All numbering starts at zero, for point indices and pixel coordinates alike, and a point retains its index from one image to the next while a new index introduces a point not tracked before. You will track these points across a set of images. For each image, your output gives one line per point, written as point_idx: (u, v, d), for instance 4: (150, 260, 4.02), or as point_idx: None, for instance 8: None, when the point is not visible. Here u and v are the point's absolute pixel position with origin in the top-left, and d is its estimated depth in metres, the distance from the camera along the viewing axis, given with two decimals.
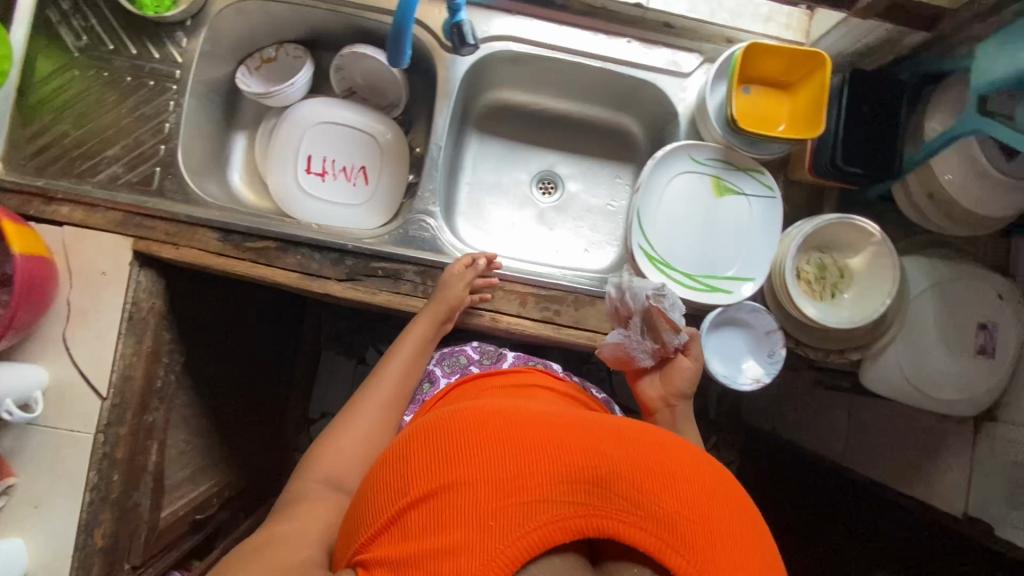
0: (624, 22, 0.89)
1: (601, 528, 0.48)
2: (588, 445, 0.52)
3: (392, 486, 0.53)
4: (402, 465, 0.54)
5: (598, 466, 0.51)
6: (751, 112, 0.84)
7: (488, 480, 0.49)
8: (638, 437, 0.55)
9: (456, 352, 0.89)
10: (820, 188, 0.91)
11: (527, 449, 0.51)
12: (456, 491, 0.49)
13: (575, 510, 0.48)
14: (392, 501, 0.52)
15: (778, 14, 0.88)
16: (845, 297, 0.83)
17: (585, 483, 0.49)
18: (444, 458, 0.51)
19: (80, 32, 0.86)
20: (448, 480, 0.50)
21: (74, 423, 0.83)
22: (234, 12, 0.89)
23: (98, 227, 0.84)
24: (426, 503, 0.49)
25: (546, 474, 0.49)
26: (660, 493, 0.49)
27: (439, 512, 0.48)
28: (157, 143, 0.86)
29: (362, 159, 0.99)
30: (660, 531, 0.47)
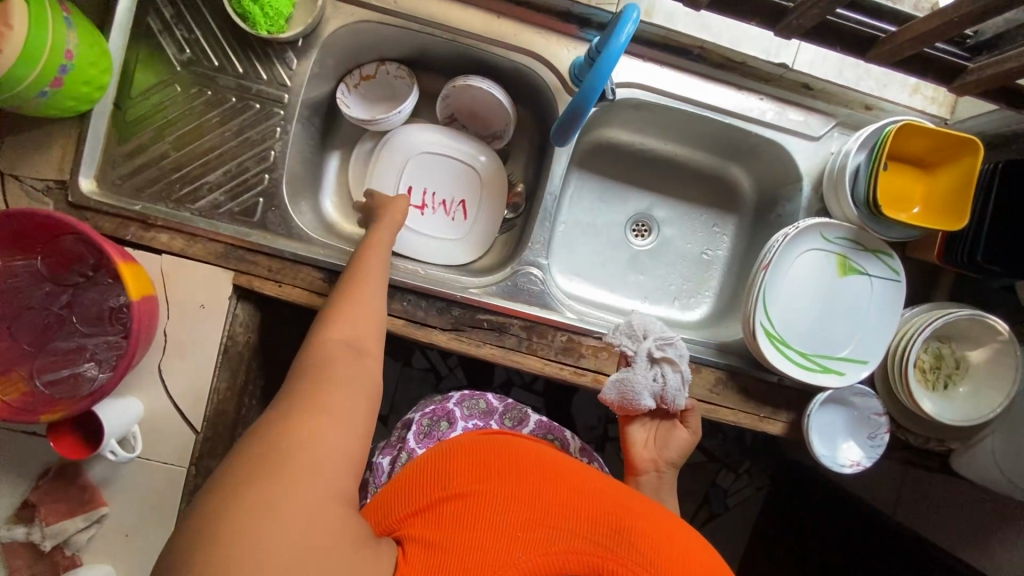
0: (760, 79, 0.84)
1: (611, 569, 0.49)
2: (610, 498, 0.56)
3: (435, 479, 0.55)
4: (445, 462, 0.57)
5: (615, 516, 0.53)
6: (888, 191, 0.81)
7: (524, 499, 0.53)
8: (650, 507, 0.59)
9: (476, 395, 0.91)
10: (939, 268, 0.88)
11: (560, 487, 0.55)
12: (493, 497, 0.53)
13: (591, 547, 0.50)
14: (431, 489, 0.54)
15: (923, 86, 0.84)
16: (959, 390, 0.81)
17: (603, 526, 0.52)
18: (486, 469, 0.56)
19: (183, 44, 0.81)
20: (485, 487, 0.53)
21: (168, 456, 0.81)
22: (347, 32, 0.83)
23: (197, 258, 0.80)
24: (464, 499, 0.52)
25: (572, 510, 0.53)
26: (665, 547, 0.52)
27: (473, 509, 0.51)
28: (261, 170, 0.83)
29: (462, 193, 0.95)
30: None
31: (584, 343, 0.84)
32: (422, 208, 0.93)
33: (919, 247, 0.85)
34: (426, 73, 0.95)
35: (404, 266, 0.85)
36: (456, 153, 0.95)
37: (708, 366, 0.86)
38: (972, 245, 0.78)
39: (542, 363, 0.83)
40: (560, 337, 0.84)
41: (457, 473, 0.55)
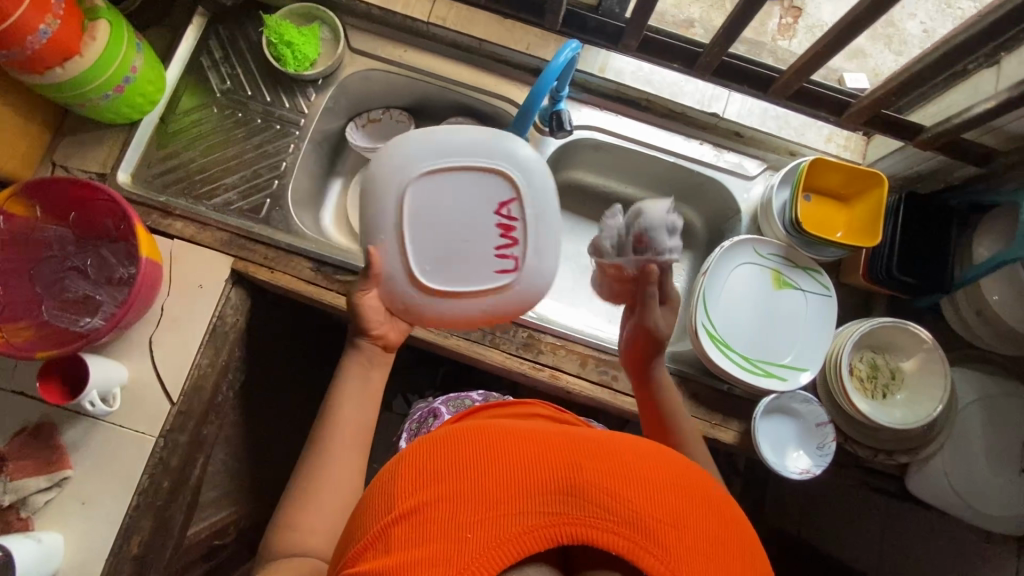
0: (698, 127, 1.00)
1: (578, 537, 0.39)
2: (568, 450, 0.44)
3: (376, 509, 0.45)
4: (387, 483, 0.46)
5: (573, 470, 0.42)
6: (813, 217, 0.93)
7: (466, 494, 0.41)
8: (623, 445, 0.46)
9: (462, 396, 0.95)
10: (870, 293, 0.96)
11: (508, 458, 0.43)
12: (430, 510, 0.41)
13: (549, 520, 0.39)
14: (372, 520, 0.44)
15: (837, 136, 0.99)
16: (896, 398, 0.87)
17: (560, 491, 0.40)
18: (418, 471, 0.44)
19: (226, 77, 1.00)
20: (420, 500, 0.42)
21: (140, 424, 0.85)
22: (359, 78, 1.02)
23: (203, 243, 0.91)
24: (399, 525, 0.41)
25: (523, 483, 0.41)
26: (640, 491, 0.41)
27: (411, 534, 0.40)
28: (272, 177, 0.97)
29: (466, 218, 0.69)
30: (636, 533, 0.39)
31: (543, 340, 0.91)
32: None
33: (848, 270, 0.94)
34: (422, 118, 1.12)
35: None
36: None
37: None
38: (888, 263, 0.88)
39: (504, 357, 0.90)
40: (521, 333, 0.91)
41: (392, 492, 0.44)
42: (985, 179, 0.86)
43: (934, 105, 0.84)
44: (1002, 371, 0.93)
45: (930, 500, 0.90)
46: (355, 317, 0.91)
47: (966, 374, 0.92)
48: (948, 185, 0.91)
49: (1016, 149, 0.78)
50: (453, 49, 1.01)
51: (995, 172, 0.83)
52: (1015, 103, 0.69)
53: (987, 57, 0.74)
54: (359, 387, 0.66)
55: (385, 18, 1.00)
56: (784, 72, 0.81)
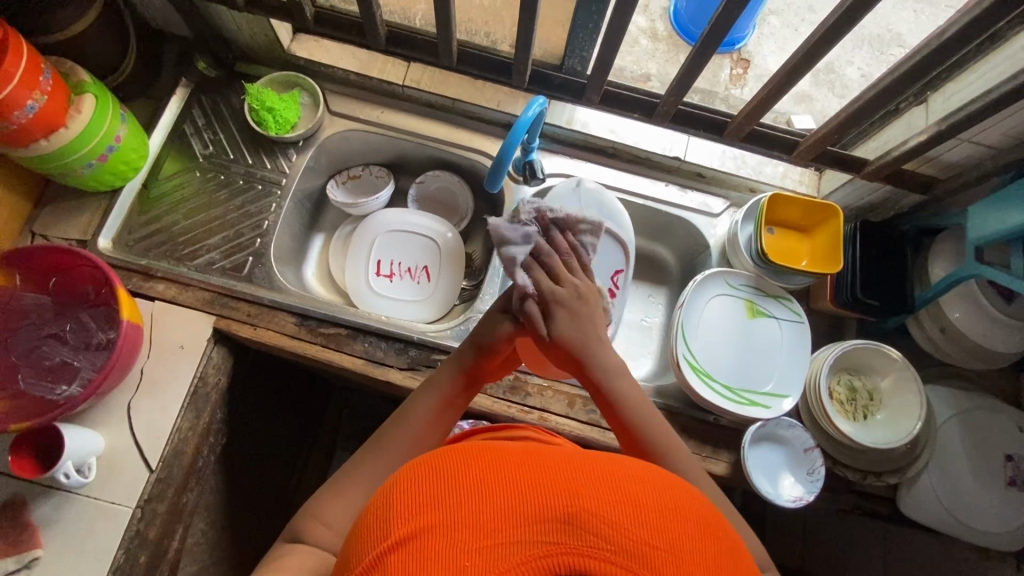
0: (663, 170, 1.06)
1: (575, 568, 0.36)
2: (569, 474, 0.41)
3: (364, 540, 0.41)
4: (376, 508, 0.42)
5: (571, 496, 0.39)
6: (778, 249, 0.97)
7: (460, 520, 0.38)
8: (625, 470, 0.43)
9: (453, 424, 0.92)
10: (840, 318, 1.00)
11: (505, 484, 0.40)
12: (425, 537, 0.37)
13: (546, 550, 0.36)
14: (360, 548, 0.40)
15: (791, 172, 1.06)
16: (877, 418, 0.89)
17: (558, 519, 0.37)
18: (411, 497, 0.41)
19: (208, 142, 1.03)
20: (414, 526, 0.38)
21: (116, 495, 0.81)
22: (340, 138, 1.06)
23: (185, 304, 0.91)
24: (392, 553, 0.37)
25: (519, 509, 0.38)
26: (642, 521, 0.38)
27: (406, 564, 0.36)
28: (255, 235, 0.99)
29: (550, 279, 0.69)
30: (635, 563, 0.36)
31: (529, 382, 0.92)
32: (390, 277, 1.07)
33: (816, 296, 0.99)
34: (401, 173, 1.17)
35: (368, 313, 0.96)
36: (432, 221, 1.10)
37: None
38: (852, 287, 0.93)
39: (491, 401, 0.90)
40: (507, 376, 0.92)
41: (384, 519, 0.41)
42: (930, 205, 0.92)
43: (874, 140, 0.91)
44: (976, 386, 0.96)
45: (922, 521, 0.90)
46: (341, 369, 0.90)
47: (942, 391, 0.94)
48: (897, 212, 0.98)
49: (954, 176, 0.86)
50: (428, 109, 1.07)
51: (939, 198, 0.90)
52: (944, 135, 0.76)
53: (916, 96, 0.83)
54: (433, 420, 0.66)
55: (363, 83, 1.06)
56: (734, 117, 0.89)
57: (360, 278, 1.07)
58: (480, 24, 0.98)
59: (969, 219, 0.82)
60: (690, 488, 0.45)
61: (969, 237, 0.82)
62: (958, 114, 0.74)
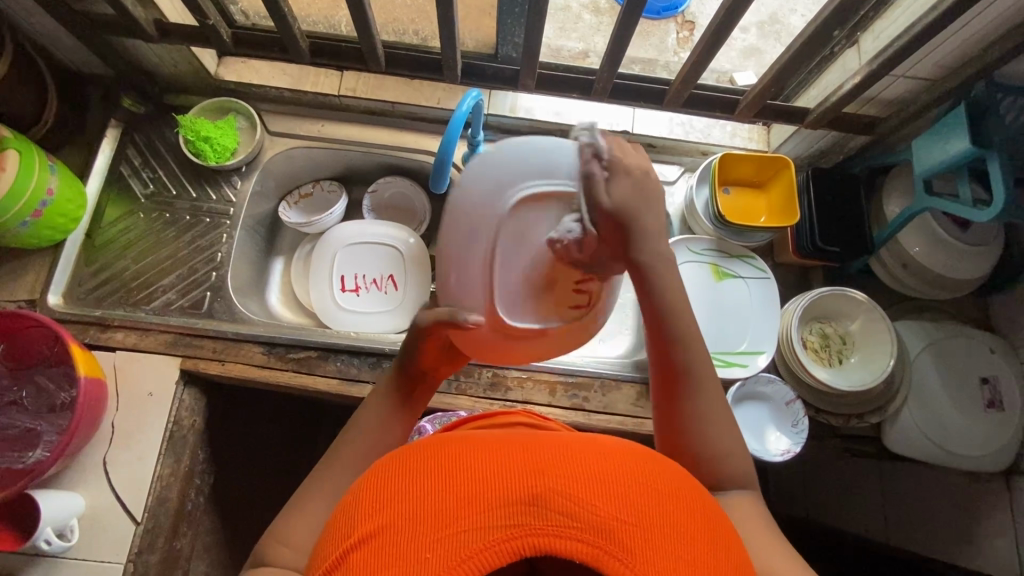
0: (613, 145, 1.05)
1: (541, 549, 0.36)
2: (534, 454, 0.40)
3: (332, 542, 0.40)
4: (343, 509, 0.42)
5: (537, 475, 0.38)
6: (735, 208, 0.97)
7: (423, 511, 0.37)
8: (595, 445, 0.43)
9: (450, 412, 0.89)
10: (806, 268, 1.01)
11: (467, 470, 0.39)
12: (387, 534, 0.37)
13: (510, 533, 0.36)
14: (328, 551, 0.40)
15: (740, 130, 1.06)
16: (851, 361, 0.90)
17: (521, 501, 0.37)
18: (377, 494, 0.40)
19: (148, 181, 1.00)
20: (377, 523, 0.38)
21: (106, 553, 0.80)
22: (283, 157, 1.04)
23: (148, 349, 0.88)
24: (355, 550, 0.37)
25: (481, 496, 0.37)
26: (609, 495, 0.38)
27: (368, 563, 0.36)
28: (210, 269, 0.97)
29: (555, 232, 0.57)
30: (602, 538, 0.36)
31: (508, 376, 0.92)
32: (356, 291, 1.06)
33: (780, 250, 1.00)
34: (352, 185, 1.15)
35: (337, 332, 0.95)
36: (391, 228, 1.08)
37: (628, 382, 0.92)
38: (812, 237, 0.94)
39: (473, 401, 0.90)
40: (485, 374, 0.91)
41: (349, 519, 0.40)
42: (877, 144, 0.93)
43: (814, 87, 0.92)
44: (945, 315, 0.98)
45: (908, 454, 0.92)
46: (316, 392, 0.89)
47: (912, 325, 0.96)
48: (847, 155, 0.99)
49: (895, 113, 0.87)
50: (369, 116, 1.05)
51: (884, 136, 0.90)
52: (878, 74, 0.76)
53: (847, 39, 0.83)
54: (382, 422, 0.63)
55: (298, 98, 1.03)
56: (672, 84, 0.89)
57: (326, 295, 1.06)
58: (407, 23, 0.96)
59: (914, 153, 0.83)
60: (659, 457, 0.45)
61: (917, 172, 0.83)
62: (887, 52, 0.74)
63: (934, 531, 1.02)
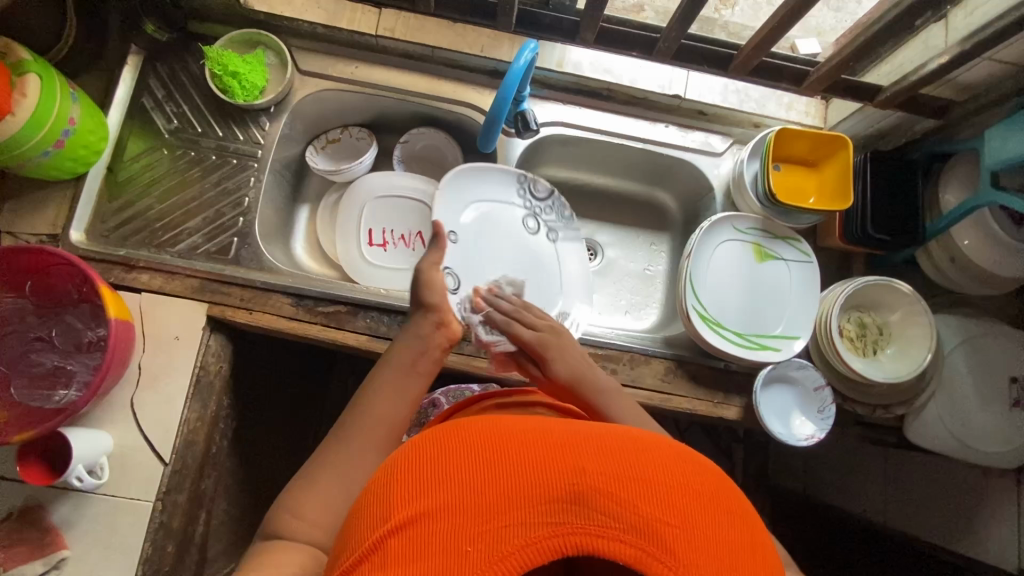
0: (661, 110, 1.00)
1: (582, 547, 0.37)
2: (573, 448, 0.41)
3: (367, 522, 0.41)
4: (377, 491, 0.43)
5: (578, 474, 0.39)
6: (785, 187, 0.93)
7: (462, 504, 0.39)
8: (635, 441, 0.44)
9: (462, 387, 0.93)
10: (848, 253, 0.99)
11: (507, 464, 0.40)
12: (426, 524, 0.38)
13: (550, 530, 0.37)
14: (362, 533, 0.41)
15: (797, 103, 1.01)
16: (886, 353, 0.89)
17: (562, 499, 0.38)
18: (414, 479, 0.41)
19: (172, 116, 0.96)
20: (412, 512, 0.39)
21: (135, 491, 0.81)
22: (315, 99, 0.99)
23: (175, 293, 0.87)
24: (393, 538, 0.38)
25: (522, 491, 0.39)
26: (649, 496, 0.39)
27: (407, 551, 0.37)
28: (236, 214, 0.94)
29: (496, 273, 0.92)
30: (645, 541, 0.37)
31: None
32: (384, 245, 1.03)
33: (825, 233, 0.97)
34: (383, 133, 1.10)
35: (366, 288, 0.93)
36: (423, 183, 1.05)
37: (658, 357, 0.90)
38: (862, 224, 0.91)
39: (500, 366, 0.89)
40: None
41: (385, 502, 0.41)
42: (943, 130, 0.89)
43: (886, 63, 0.86)
44: (983, 312, 0.96)
45: (926, 447, 0.92)
46: (344, 347, 0.88)
47: (949, 319, 0.94)
48: (908, 139, 0.94)
49: (971, 98, 0.82)
50: (407, 60, 0.99)
51: (954, 122, 0.86)
52: (968, 55, 0.71)
53: (934, 12, 0.77)
54: (395, 393, 0.69)
55: (333, 36, 0.97)
56: (740, 49, 0.83)
57: (352, 248, 1.03)
58: None
59: (986, 143, 0.78)
60: (700, 459, 0.45)
61: (985, 163, 0.79)
62: (982, 32, 0.69)
63: (936, 519, 1.04)
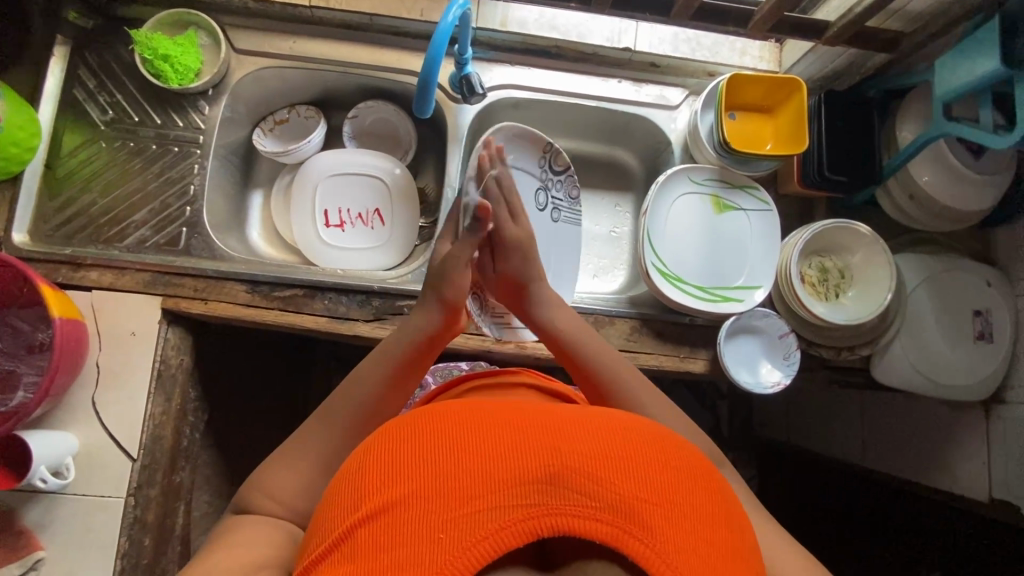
0: (613, 65, 0.98)
1: (558, 527, 0.38)
2: (548, 432, 0.42)
3: (338, 511, 0.41)
4: (349, 478, 0.42)
5: (554, 456, 0.40)
6: (740, 135, 0.92)
7: (436, 488, 0.38)
8: (612, 424, 0.44)
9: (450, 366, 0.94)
10: (809, 199, 0.98)
11: (482, 448, 0.40)
12: (399, 511, 0.37)
13: (525, 512, 0.38)
14: (335, 521, 0.40)
15: (751, 48, 0.98)
16: (847, 296, 0.89)
17: (538, 480, 0.39)
18: (386, 464, 0.41)
19: (106, 106, 0.92)
20: (385, 498, 0.38)
21: (105, 488, 0.81)
22: (254, 79, 0.95)
23: (126, 288, 0.85)
24: (364, 525, 0.37)
25: (497, 474, 0.39)
26: (624, 475, 0.39)
27: (380, 538, 0.37)
28: (183, 204, 0.91)
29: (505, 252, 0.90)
30: (621, 519, 0.38)
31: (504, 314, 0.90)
32: (341, 226, 1.01)
33: (784, 180, 0.95)
34: (332, 110, 1.07)
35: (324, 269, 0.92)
36: (375, 158, 1.02)
37: (622, 317, 0.90)
38: (819, 167, 0.89)
39: (464, 338, 0.88)
40: None
41: (357, 490, 0.40)
42: (896, 64, 0.87)
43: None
44: (946, 248, 0.96)
45: (893, 386, 0.93)
46: (303, 331, 0.87)
47: (911, 258, 0.94)
48: (863, 76, 0.92)
49: (920, 28, 0.80)
50: (346, 30, 0.95)
51: (905, 55, 0.84)
52: None
53: None
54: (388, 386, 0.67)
55: (267, 11, 0.93)
56: None
57: (309, 230, 1.01)
58: None
59: (936, 74, 0.77)
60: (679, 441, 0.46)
61: (938, 94, 0.77)
62: None
63: (907, 455, 1.06)
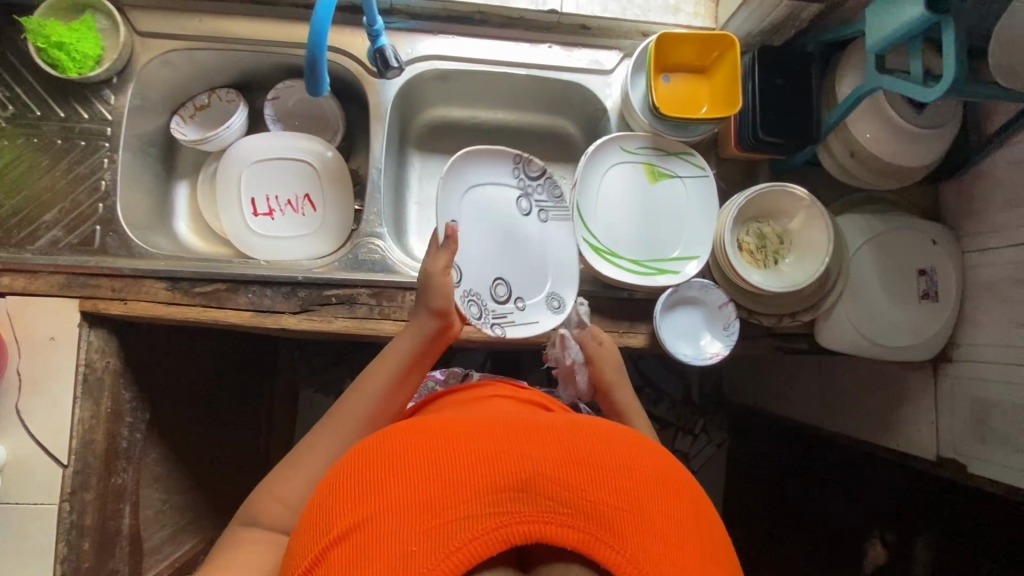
0: (541, 29, 0.93)
1: (531, 535, 0.38)
2: (519, 441, 0.42)
3: (310, 531, 0.40)
4: (321, 499, 0.42)
5: (523, 465, 0.40)
6: (674, 99, 0.88)
7: (405, 502, 0.38)
8: (582, 430, 0.45)
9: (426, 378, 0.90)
10: (752, 162, 0.94)
11: (453, 459, 0.40)
12: (370, 527, 0.37)
13: (499, 521, 0.37)
14: (307, 540, 0.40)
15: (686, 4, 0.93)
16: (787, 262, 0.87)
17: (508, 490, 0.39)
18: (358, 482, 0.40)
19: (5, 101, 0.87)
20: (358, 515, 0.38)
21: (37, 495, 0.80)
22: (161, 64, 0.90)
23: (41, 292, 0.82)
24: (337, 544, 0.37)
25: (468, 485, 0.39)
26: (594, 480, 0.40)
27: (353, 555, 0.36)
28: (95, 200, 0.87)
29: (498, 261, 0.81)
30: (592, 524, 0.38)
31: None
32: (270, 214, 0.98)
33: (723, 143, 0.92)
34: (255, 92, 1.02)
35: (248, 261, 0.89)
36: (301, 141, 0.98)
37: None
38: (754, 128, 0.85)
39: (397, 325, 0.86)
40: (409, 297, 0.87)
41: (329, 510, 0.40)
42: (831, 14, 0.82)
43: None
44: (894, 206, 0.93)
45: (840, 351, 0.92)
46: (230, 326, 0.85)
47: (853, 219, 0.91)
48: (800, 28, 0.87)
49: None
50: (254, 5, 0.90)
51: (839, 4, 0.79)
52: None
53: None
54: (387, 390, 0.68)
55: None
56: None
57: (236, 220, 0.97)
58: None
59: (867, 23, 0.72)
60: (646, 442, 0.47)
61: (870, 44, 0.73)
62: None
63: (862, 416, 1.06)
